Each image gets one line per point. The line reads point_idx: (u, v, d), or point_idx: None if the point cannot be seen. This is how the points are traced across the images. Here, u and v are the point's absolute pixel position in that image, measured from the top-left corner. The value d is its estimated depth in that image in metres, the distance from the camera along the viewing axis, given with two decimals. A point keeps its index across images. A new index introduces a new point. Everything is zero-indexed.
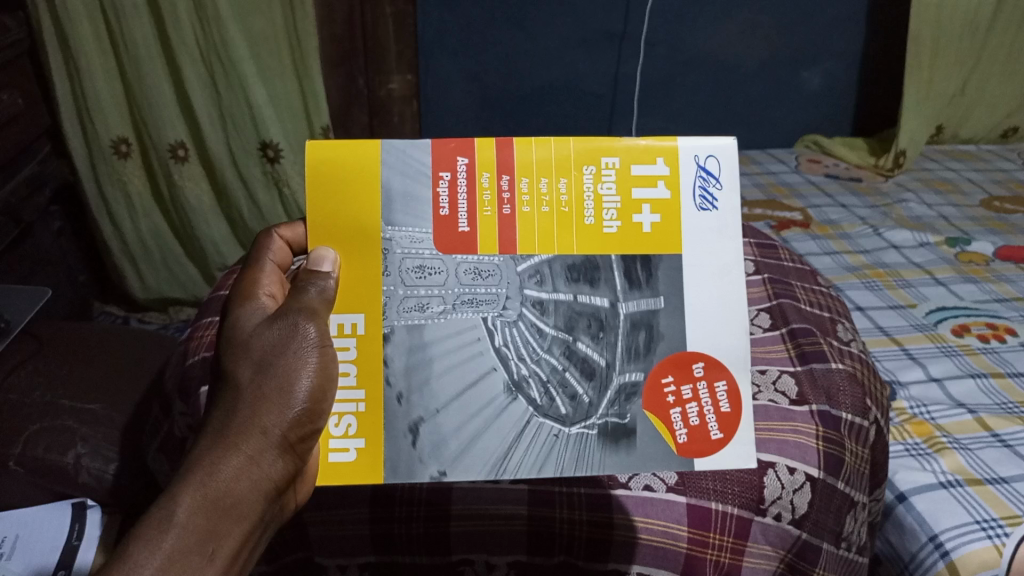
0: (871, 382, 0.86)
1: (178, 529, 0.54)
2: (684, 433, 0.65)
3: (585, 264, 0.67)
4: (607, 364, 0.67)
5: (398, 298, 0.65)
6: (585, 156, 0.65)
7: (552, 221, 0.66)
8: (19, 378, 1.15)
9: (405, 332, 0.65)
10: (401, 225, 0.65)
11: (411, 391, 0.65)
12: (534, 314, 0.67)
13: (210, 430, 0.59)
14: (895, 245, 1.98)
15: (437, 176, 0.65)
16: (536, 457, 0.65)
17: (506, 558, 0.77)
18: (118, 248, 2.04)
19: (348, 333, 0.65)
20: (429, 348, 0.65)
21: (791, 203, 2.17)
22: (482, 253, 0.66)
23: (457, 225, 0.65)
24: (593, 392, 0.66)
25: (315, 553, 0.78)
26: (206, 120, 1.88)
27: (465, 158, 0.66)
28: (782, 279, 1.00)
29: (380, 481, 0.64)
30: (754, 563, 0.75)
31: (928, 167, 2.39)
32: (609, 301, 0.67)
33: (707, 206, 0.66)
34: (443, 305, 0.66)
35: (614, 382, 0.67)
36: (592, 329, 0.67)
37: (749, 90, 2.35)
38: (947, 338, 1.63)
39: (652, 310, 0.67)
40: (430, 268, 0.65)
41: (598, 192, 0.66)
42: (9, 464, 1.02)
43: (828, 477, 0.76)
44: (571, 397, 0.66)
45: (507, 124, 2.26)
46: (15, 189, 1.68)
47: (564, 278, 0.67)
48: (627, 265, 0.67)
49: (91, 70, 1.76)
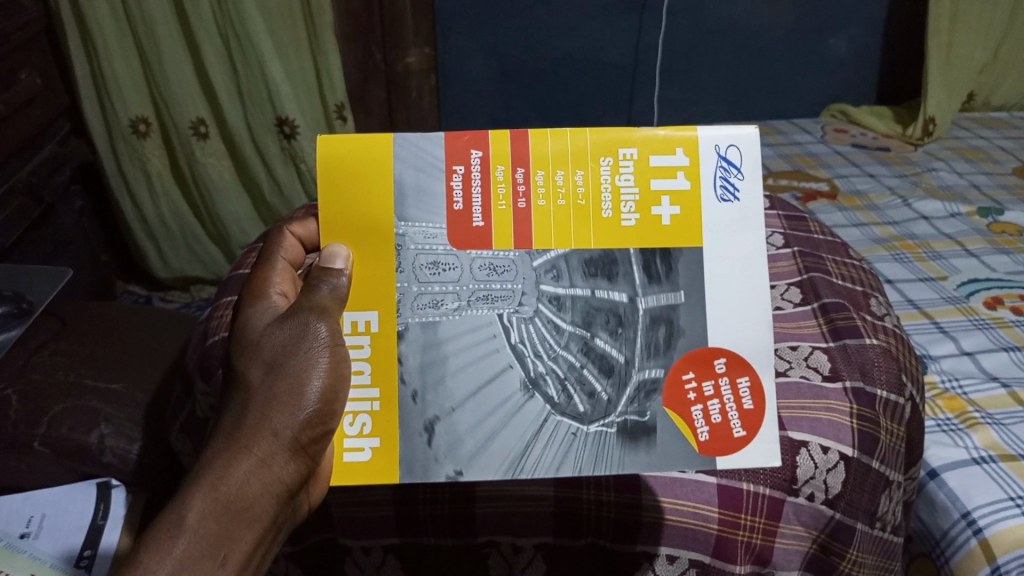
0: (905, 357, 0.83)
1: (189, 534, 0.54)
2: (706, 431, 0.63)
3: (603, 258, 0.65)
4: (626, 360, 0.64)
5: (411, 296, 0.64)
6: (602, 147, 0.64)
7: (569, 214, 0.64)
8: (42, 359, 1.15)
9: (419, 329, 0.64)
10: (414, 221, 0.63)
11: (426, 389, 0.64)
12: (550, 310, 0.65)
13: (222, 433, 0.60)
14: (925, 216, 1.94)
15: (450, 169, 0.64)
16: (553, 457, 0.63)
17: (532, 540, 0.76)
18: (138, 226, 2.05)
19: (361, 332, 0.64)
20: (443, 345, 0.64)
21: (817, 174, 2.12)
22: (497, 248, 0.65)
23: (471, 220, 0.64)
24: (612, 389, 0.64)
25: (338, 534, 0.77)
26: (224, 95, 1.86)
27: (479, 151, 0.64)
28: (812, 252, 0.97)
29: (396, 481, 0.63)
30: (786, 543, 0.73)
31: (959, 135, 2.33)
32: (628, 296, 0.65)
33: (728, 197, 0.64)
34: (457, 302, 0.64)
35: (634, 380, 0.64)
36: (610, 325, 0.65)
37: (774, 59, 2.29)
38: (979, 311, 1.59)
39: (672, 305, 0.64)
40: (444, 264, 0.64)
41: (615, 184, 0.64)
42: (33, 444, 1.03)
43: (863, 456, 0.74)
44: (590, 394, 0.65)
45: (527, 97, 2.22)
46: (35, 169, 1.67)
47: (581, 272, 0.65)
48: (647, 259, 0.65)
49: (108, 48, 1.75)
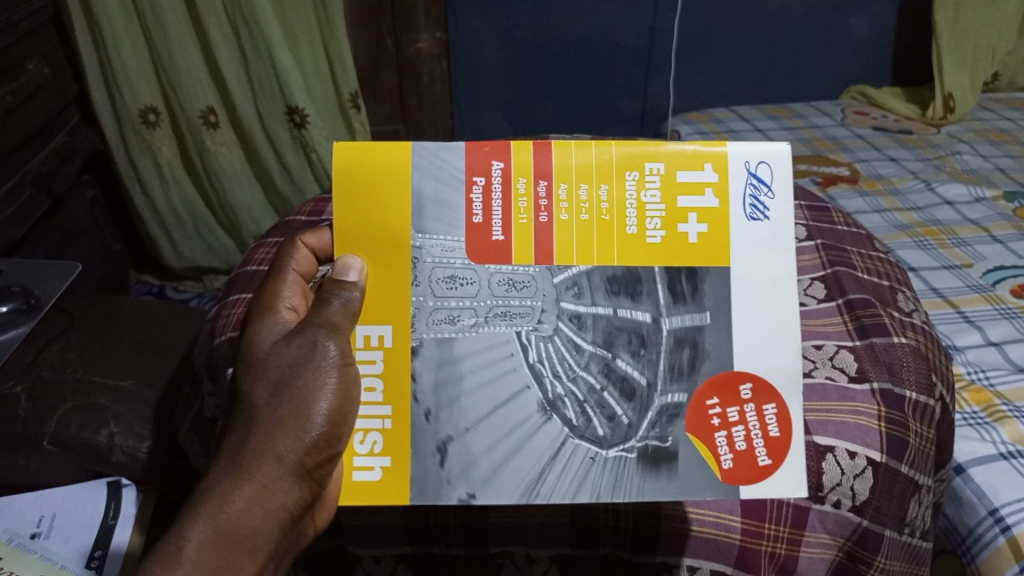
0: (935, 356, 0.80)
1: (188, 566, 0.56)
2: (728, 459, 0.62)
3: (626, 275, 0.63)
4: (649, 383, 0.62)
5: (427, 310, 0.62)
6: (628, 162, 0.62)
7: (592, 230, 0.62)
8: (51, 355, 1.14)
9: (434, 345, 0.62)
10: (433, 233, 0.61)
11: (440, 408, 0.62)
12: (571, 329, 0.63)
13: (225, 455, 0.61)
14: (948, 201, 1.89)
15: (470, 180, 0.62)
16: (569, 481, 0.61)
17: (547, 551, 0.75)
18: (150, 215, 2.04)
19: (374, 346, 0.62)
20: (459, 363, 0.62)
21: (837, 158, 2.07)
22: (517, 263, 0.63)
23: (490, 234, 0.62)
24: (633, 413, 0.62)
25: (348, 542, 0.75)
26: (235, 83, 1.84)
27: (500, 162, 0.62)
28: (836, 244, 0.94)
29: (406, 503, 0.61)
30: (811, 552, 0.70)
31: (984, 116, 2.28)
32: (651, 316, 0.63)
33: (757, 215, 0.62)
34: (475, 318, 0.62)
35: (656, 404, 0.62)
36: (632, 346, 0.63)
37: (792, 39, 2.24)
38: (1006, 300, 1.55)
39: (697, 327, 0.62)
40: (461, 279, 0.62)
41: (641, 201, 0.62)
42: (43, 443, 1.02)
43: (891, 461, 0.70)
44: (610, 417, 0.62)
45: (540, 81, 2.19)
46: (45, 160, 1.65)
47: (603, 290, 0.63)
48: (672, 277, 0.63)
49: (115, 36, 1.73)
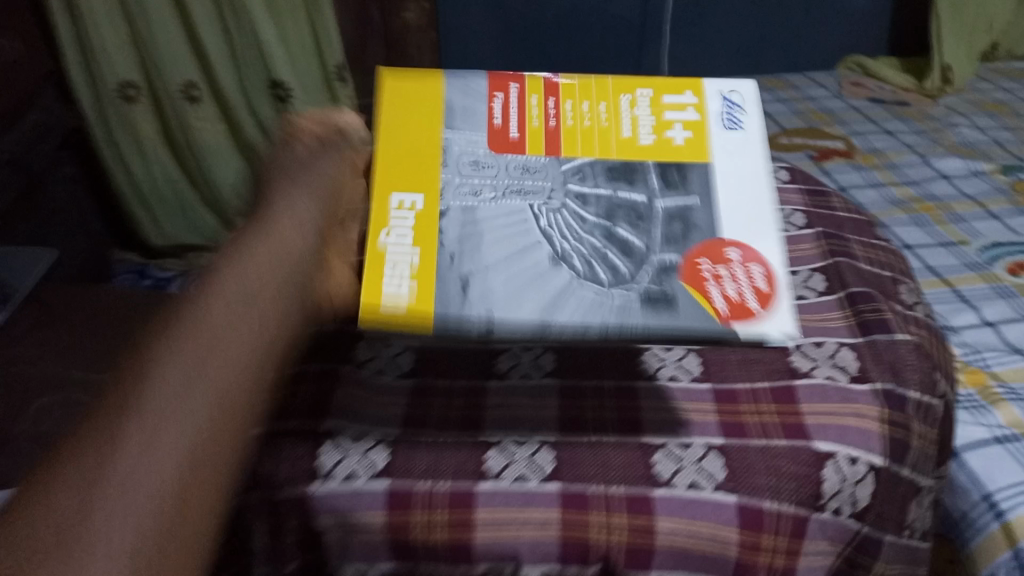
0: (938, 352, 0.77)
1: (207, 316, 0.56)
2: (721, 304, 0.53)
3: (624, 166, 0.60)
4: (645, 247, 0.56)
5: (452, 185, 0.59)
6: (623, 85, 0.64)
7: (591, 132, 0.62)
8: (24, 348, 1.10)
9: (459, 212, 0.58)
10: (456, 130, 0.62)
11: (464, 255, 0.56)
12: (576, 205, 0.58)
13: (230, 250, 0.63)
14: (945, 175, 1.86)
15: (491, 95, 0.64)
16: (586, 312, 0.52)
17: (539, 568, 0.65)
18: (130, 192, 1.98)
19: (405, 210, 0.57)
20: (481, 224, 0.57)
21: (832, 131, 2.04)
22: (528, 155, 0.61)
23: (508, 133, 0.62)
24: (634, 267, 0.55)
25: (328, 560, 0.67)
26: (216, 55, 1.78)
27: (516, 85, 0.65)
28: (836, 232, 0.91)
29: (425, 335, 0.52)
30: (811, 561, 0.66)
31: (981, 87, 2.24)
32: (646, 197, 0.59)
33: (732, 126, 0.62)
34: (494, 193, 0.59)
35: (654, 262, 0.55)
36: (631, 218, 0.57)
37: (788, 9, 2.20)
38: (1002, 278, 1.52)
39: (685, 207, 0.58)
40: (483, 164, 0.60)
41: (634, 107, 0.63)
42: (12, 438, 0.97)
43: (893, 465, 0.68)
44: (612, 269, 0.55)
45: (530, 52, 2.12)
46: (18, 138, 1.59)
47: (605, 176, 0.60)
48: (663, 170, 0.60)
49: (91, 8, 1.67)
